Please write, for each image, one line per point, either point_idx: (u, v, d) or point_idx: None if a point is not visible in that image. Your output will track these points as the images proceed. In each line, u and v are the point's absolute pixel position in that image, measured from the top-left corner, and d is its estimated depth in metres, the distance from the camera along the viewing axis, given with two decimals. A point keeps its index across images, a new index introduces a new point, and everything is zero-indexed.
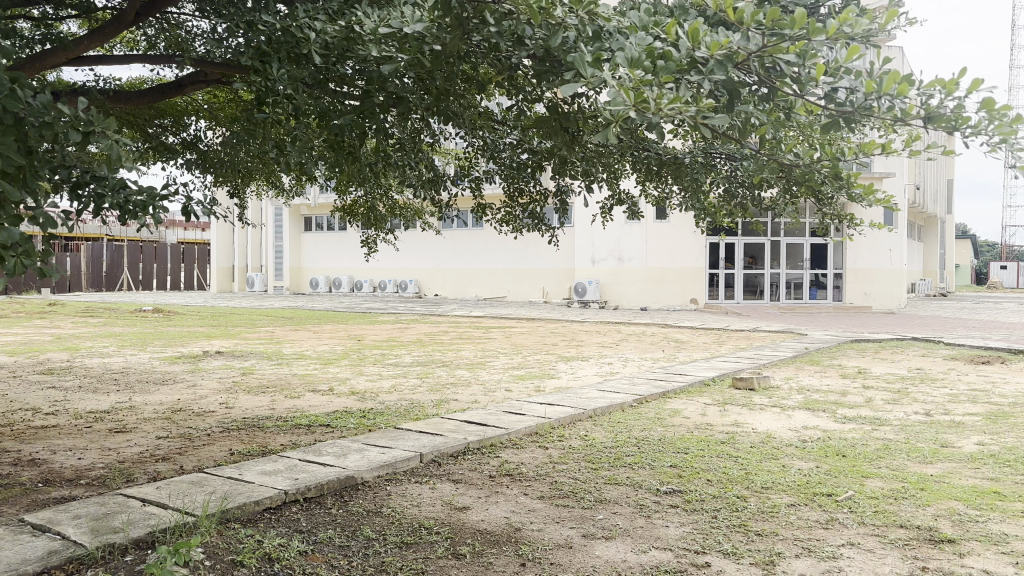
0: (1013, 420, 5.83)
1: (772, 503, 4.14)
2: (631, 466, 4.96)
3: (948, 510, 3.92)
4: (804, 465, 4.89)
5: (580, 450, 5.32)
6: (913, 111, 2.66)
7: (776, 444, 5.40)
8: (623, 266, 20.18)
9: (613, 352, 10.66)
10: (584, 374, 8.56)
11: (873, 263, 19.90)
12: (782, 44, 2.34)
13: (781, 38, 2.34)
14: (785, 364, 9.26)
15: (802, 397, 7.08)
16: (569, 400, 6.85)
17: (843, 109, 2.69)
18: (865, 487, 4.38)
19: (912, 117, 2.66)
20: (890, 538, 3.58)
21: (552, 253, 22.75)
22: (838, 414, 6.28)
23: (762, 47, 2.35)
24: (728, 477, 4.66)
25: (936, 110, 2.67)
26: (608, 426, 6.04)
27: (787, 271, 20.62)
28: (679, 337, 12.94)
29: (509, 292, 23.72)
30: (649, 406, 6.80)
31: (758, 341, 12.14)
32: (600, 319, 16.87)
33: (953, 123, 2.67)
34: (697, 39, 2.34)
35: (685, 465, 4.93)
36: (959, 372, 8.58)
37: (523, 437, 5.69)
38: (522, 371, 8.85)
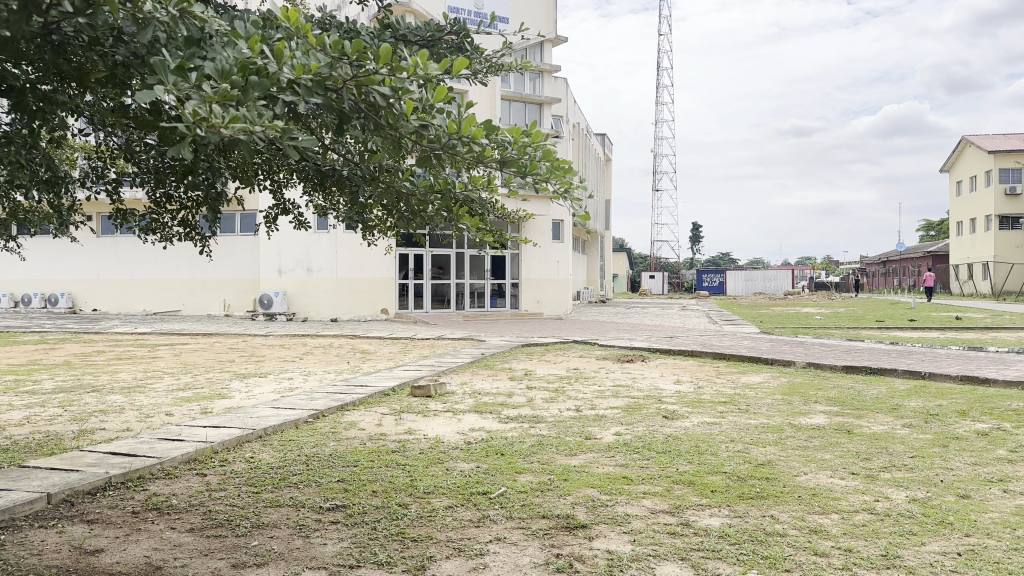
0: (643, 410, 6.69)
1: (432, 508, 3.91)
2: (295, 485, 4.41)
3: (584, 498, 4.03)
4: (466, 466, 4.77)
5: (241, 474, 4.64)
6: (492, 153, 2.76)
7: (443, 449, 5.22)
8: (312, 276, 19.76)
9: (293, 367, 10.19)
10: (260, 391, 8.02)
11: (544, 273, 22.01)
12: (372, 75, 2.38)
13: (370, 70, 2.37)
14: (462, 371, 9.63)
15: (474, 401, 7.36)
16: (235, 421, 6.03)
17: (434, 145, 2.74)
18: (516, 482, 4.36)
19: (490, 159, 2.78)
20: (532, 529, 3.56)
21: (234, 262, 21.36)
22: (504, 415, 6.51)
23: (355, 75, 2.38)
24: (393, 485, 4.34)
25: (508, 152, 2.76)
26: (276, 445, 5.39)
27: (471, 280, 21.46)
28: (365, 349, 12.86)
29: (185, 304, 21.80)
30: (324, 420, 6.32)
31: (441, 349, 12.53)
32: (285, 332, 16.15)
33: (525, 169, 2.80)
34: (286, 58, 2.30)
35: (352, 478, 4.50)
36: (608, 371, 9.66)
37: (178, 466, 4.83)
38: (188, 393, 8.02)
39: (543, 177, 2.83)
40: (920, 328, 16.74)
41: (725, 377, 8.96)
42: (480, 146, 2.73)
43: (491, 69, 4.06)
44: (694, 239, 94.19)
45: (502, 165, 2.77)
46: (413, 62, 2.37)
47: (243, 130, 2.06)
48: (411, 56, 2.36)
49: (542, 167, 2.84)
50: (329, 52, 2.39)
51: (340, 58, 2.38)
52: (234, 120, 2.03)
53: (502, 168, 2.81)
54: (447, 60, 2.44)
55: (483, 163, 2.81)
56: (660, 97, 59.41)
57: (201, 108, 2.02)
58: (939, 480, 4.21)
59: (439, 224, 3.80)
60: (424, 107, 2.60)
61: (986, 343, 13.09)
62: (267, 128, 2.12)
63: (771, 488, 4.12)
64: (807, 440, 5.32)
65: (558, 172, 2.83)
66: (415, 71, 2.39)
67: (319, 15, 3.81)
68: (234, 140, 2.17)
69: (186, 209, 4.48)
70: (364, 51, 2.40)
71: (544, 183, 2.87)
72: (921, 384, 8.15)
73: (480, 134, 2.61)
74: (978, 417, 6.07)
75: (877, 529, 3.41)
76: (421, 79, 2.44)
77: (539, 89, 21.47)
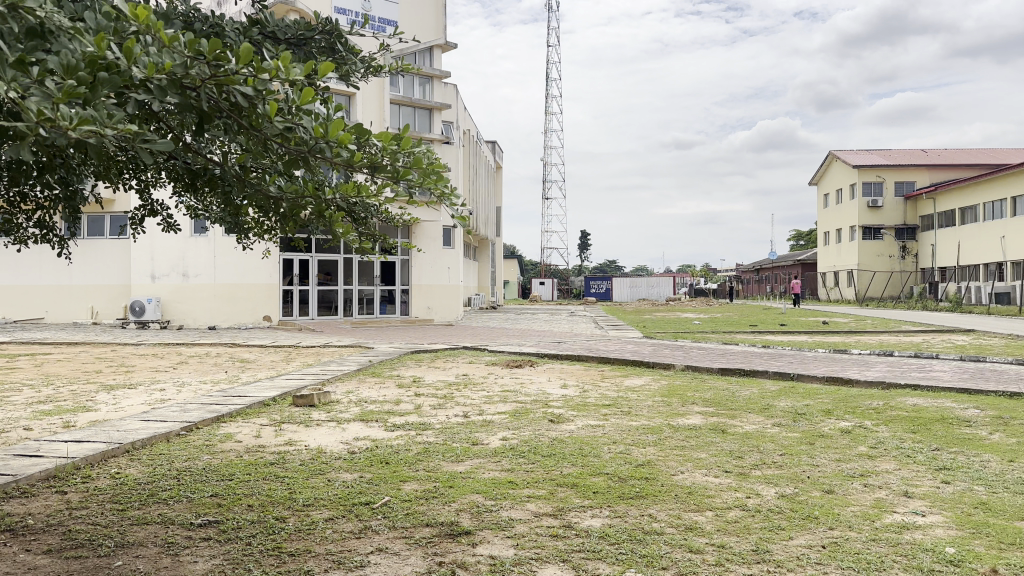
0: (529, 414, 6.76)
1: (311, 521, 3.77)
2: (165, 501, 4.14)
3: (468, 504, 4.00)
4: (348, 476, 4.64)
5: (106, 491, 4.30)
6: (361, 161, 2.70)
7: (325, 460, 5.06)
8: (188, 282, 18.81)
9: (167, 377, 9.64)
10: (129, 404, 7.53)
11: (435, 280, 21.82)
12: (233, 76, 2.28)
13: (230, 71, 2.27)
14: (348, 380, 9.41)
15: (360, 409, 7.19)
16: (100, 435, 5.61)
17: (300, 148, 2.65)
18: (401, 490, 4.27)
19: (359, 165, 2.72)
20: (414, 538, 3.50)
21: (102, 267, 20.07)
22: (390, 423, 6.39)
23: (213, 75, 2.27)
24: (271, 499, 4.15)
25: (377, 159, 2.72)
26: (146, 461, 5.05)
27: (360, 286, 21.07)
28: (245, 357, 12.35)
29: (48, 311, 20.25)
30: (199, 433, 5.98)
31: (327, 357, 12.19)
32: (159, 341, 15.26)
33: (396, 175, 2.77)
34: (137, 55, 2.17)
35: (227, 492, 4.27)
36: (496, 376, 9.70)
37: (36, 483, 4.43)
38: (48, 406, 7.42)
39: (414, 185, 2.83)
40: (791, 332, 17.76)
41: (610, 381, 9.19)
42: (349, 152, 2.67)
43: (367, 69, 3.96)
44: (583, 246, 96.30)
45: (371, 171, 2.72)
46: (275, 63, 2.29)
47: (87, 132, 1.94)
48: (274, 57, 2.28)
49: (413, 174, 2.82)
50: (184, 49, 2.27)
51: (197, 56, 2.26)
52: (78, 122, 1.91)
53: (371, 174, 2.77)
54: (312, 61, 2.36)
55: (352, 169, 2.75)
56: (551, 106, 60.45)
57: (38, 107, 1.88)
58: (805, 475, 4.46)
59: (313, 228, 3.69)
60: (289, 110, 2.51)
61: (849, 345, 14.02)
62: (113, 130, 2.01)
63: (650, 487, 4.24)
64: (685, 440, 5.52)
65: (429, 178, 2.83)
66: (278, 72, 2.31)
67: (181, 7, 3.60)
68: (78, 141, 2.03)
69: (40, 210, 4.11)
70: (222, 51, 2.29)
71: (416, 190, 2.86)
72: (790, 384, 8.63)
73: (348, 139, 2.55)
74: (840, 416, 6.49)
75: (749, 525, 3.57)
76: (284, 81, 2.36)
77: (429, 94, 21.35)
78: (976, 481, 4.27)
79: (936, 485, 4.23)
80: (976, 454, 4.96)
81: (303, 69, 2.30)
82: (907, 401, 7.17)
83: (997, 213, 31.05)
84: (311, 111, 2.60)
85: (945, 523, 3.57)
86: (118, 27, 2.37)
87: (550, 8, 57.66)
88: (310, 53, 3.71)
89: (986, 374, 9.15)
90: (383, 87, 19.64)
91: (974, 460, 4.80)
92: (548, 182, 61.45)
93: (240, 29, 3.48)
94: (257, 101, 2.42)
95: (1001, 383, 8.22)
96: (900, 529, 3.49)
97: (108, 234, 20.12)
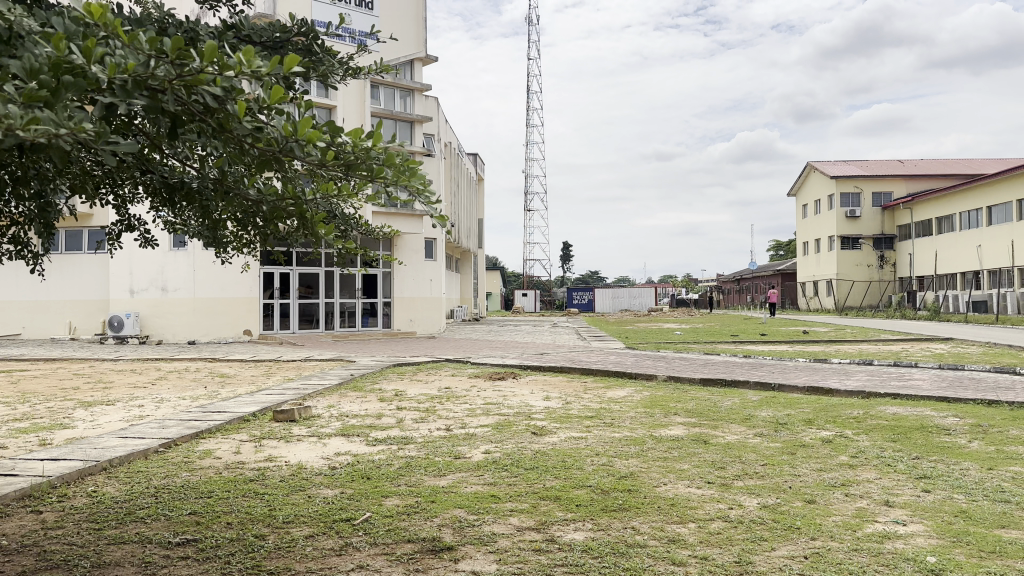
0: (512, 427, 6.72)
1: (291, 538, 3.72)
2: (143, 520, 4.07)
3: (450, 519, 3.97)
4: (329, 492, 4.58)
5: (83, 510, 4.23)
6: (334, 160, 2.66)
7: (306, 475, 5.01)
8: (167, 297, 18.62)
9: (146, 394, 9.49)
10: (106, 420, 7.41)
11: (417, 292, 21.73)
12: (199, 75, 2.25)
13: (195, 70, 2.25)
14: (330, 394, 9.31)
15: (341, 424, 7.12)
16: (77, 453, 5.51)
17: (271, 149, 2.63)
18: (381, 506, 4.23)
19: (333, 164, 2.69)
20: (396, 555, 3.46)
21: (80, 282, 19.83)
22: (371, 438, 6.33)
23: (179, 74, 2.25)
24: (250, 517, 4.09)
25: (351, 159, 2.69)
26: (124, 478, 4.97)
27: (342, 299, 20.93)
28: (224, 372, 12.20)
29: (25, 327, 19.97)
30: (177, 450, 5.89)
31: (307, 372, 12.10)
32: (137, 356, 15.05)
33: (371, 174, 2.74)
34: (100, 56, 2.14)
35: (205, 510, 4.20)
36: (479, 389, 9.65)
37: (11, 503, 4.34)
38: (23, 424, 7.27)
39: (390, 182, 2.80)
40: (772, 342, 17.87)
41: (593, 392, 9.17)
42: (322, 150, 2.65)
43: (346, 70, 3.93)
44: (564, 257, 96.38)
45: (346, 169, 2.70)
46: (241, 59, 2.27)
47: (44, 132, 1.91)
48: (238, 53, 2.26)
49: (388, 172, 2.79)
50: (147, 49, 2.25)
51: (160, 56, 2.24)
52: (34, 122, 1.88)
53: (347, 173, 2.74)
54: (279, 59, 2.34)
55: (326, 169, 2.72)
56: (531, 119, 60.67)
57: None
58: (788, 486, 4.47)
59: (294, 235, 3.65)
60: (259, 109, 2.49)
61: (829, 355, 14.11)
62: (74, 131, 1.99)
63: (633, 499, 4.23)
64: (667, 451, 5.52)
65: (404, 177, 2.81)
66: (243, 68, 2.28)
67: (154, 14, 3.59)
68: (40, 143, 2.01)
69: (15, 226, 4.05)
70: (186, 50, 2.27)
71: (393, 187, 2.82)
72: (772, 395, 8.66)
73: (318, 137, 2.53)
74: (821, 425, 6.52)
75: (731, 536, 3.57)
76: (250, 78, 2.34)
77: (410, 107, 21.35)
78: (957, 489, 4.30)
79: (917, 493, 4.26)
80: (956, 462, 4.99)
81: (269, 65, 2.28)
82: (887, 410, 7.22)
83: (973, 223, 31.52)
84: (282, 111, 2.57)
85: (926, 531, 3.59)
86: (86, 31, 2.36)
87: (529, 22, 58.06)
88: (287, 55, 3.69)
89: (964, 382, 9.25)
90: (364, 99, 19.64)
91: (953, 468, 4.84)
92: (530, 194, 61.55)
93: (213, 33, 3.46)
94: (226, 100, 2.39)
95: (978, 390, 8.31)
96: (881, 539, 3.50)
97: (86, 249, 19.89)
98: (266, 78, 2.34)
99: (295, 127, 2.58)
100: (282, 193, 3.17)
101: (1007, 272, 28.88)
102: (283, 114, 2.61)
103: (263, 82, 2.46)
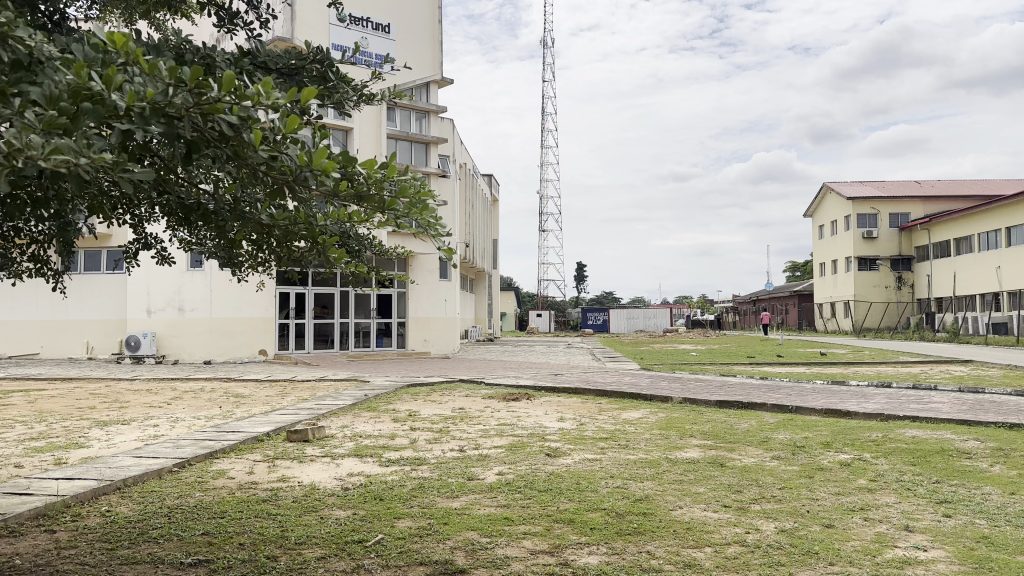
0: (526, 448, 6.66)
1: (303, 559, 3.70)
2: (156, 540, 4.06)
3: (463, 541, 3.93)
4: (342, 514, 4.55)
5: (97, 530, 4.23)
6: (348, 189, 2.68)
7: (318, 496, 4.99)
8: (183, 316, 18.73)
9: (161, 413, 9.53)
10: (121, 440, 7.43)
11: (432, 312, 21.80)
12: (216, 104, 2.29)
13: (212, 100, 2.29)
14: (343, 415, 9.27)
15: (354, 444, 7.10)
16: (91, 472, 5.53)
17: (285, 177, 2.64)
18: (394, 528, 4.20)
19: (345, 194, 2.71)
20: None
21: (98, 302, 20.02)
22: (384, 458, 6.30)
23: (197, 103, 2.29)
24: (262, 538, 4.07)
25: (364, 189, 2.72)
26: (136, 498, 4.97)
27: (356, 319, 21.02)
28: (239, 392, 12.26)
29: (43, 347, 20.14)
30: (191, 470, 5.89)
31: (322, 392, 12.07)
32: (152, 376, 15.20)
33: (383, 205, 2.75)
34: (119, 84, 2.17)
35: (219, 531, 4.19)
36: (492, 409, 9.63)
37: (24, 522, 4.35)
38: (40, 443, 7.31)
39: (402, 214, 2.81)
40: (788, 364, 17.72)
41: (607, 414, 9.07)
42: (334, 180, 2.66)
43: (361, 98, 3.96)
44: (578, 277, 96.08)
45: (359, 201, 2.73)
46: (257, 91, 2.31)
47: (62, 161, 1.93)
48: (256, 85, 2.30)
49: (400, 203, 2.79)
50: (166, 80, 2.28)
51: (179, 85, 2.29)
52: (54, 150, 1.91)
53: (358, 205, 2.76)
54: (295, 90, 2.38)
55: (340, 199, 2.73)
56: (546, 140, 60.78)
57: (15, 137, 1.88)
58: (805, 510, 4.39)
59: (307, 260, 3.63)
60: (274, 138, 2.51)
61: (847, 377, 13.94)
62: (94, 160, 2.01)
63: (648, 523, 4.17)
64: (683, 474, 5.46)
65: (416, 209, 2.81)
66: (260, 100, 2.32)
67: (173, 40, 3.64)
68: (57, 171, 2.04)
69: (34, 244, 4.04)
70: (204, 80, 2.31)
71: (403, 220, 2.83)
72: (789, 417, 8.54)
73: (333, 167, 2.54)
74: (839, 448, 6.44)
75: (748, 561, 3.50)
76: (267, 109, 2.37)
77: (426, 129, 21.47)
78: (978, 514, 4.21)
79: (938, 519, 4.17)
80: (977, 486, 4.90)
81: (285, 96, 2.33)
82: (906, 434, 7.12)
83: (991, 244, 31.24)
84: (298, 141, 2.62)
85: (948, 557, 3.51)
86: (104, 58, 2.39)
87: (544, 46, 58.41)
88: (302, 82, 3.72)
89: (985, 405, 9.11)
90: (380, 123, 19.82)
91: (975, 492, 4.75)
92: (545, 215, 61.40)
93: (231, 61, 3.51)
94: (242, 129, 2.41)
95: (999, 414, 8.17)
96: (902, 564, 3.43)
97: (104, 268, 20.10)
98: (282, 110, 2.39)
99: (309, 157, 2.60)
100: (294, 218, 3.17)
101: None
102: (297, 144, 2.63)
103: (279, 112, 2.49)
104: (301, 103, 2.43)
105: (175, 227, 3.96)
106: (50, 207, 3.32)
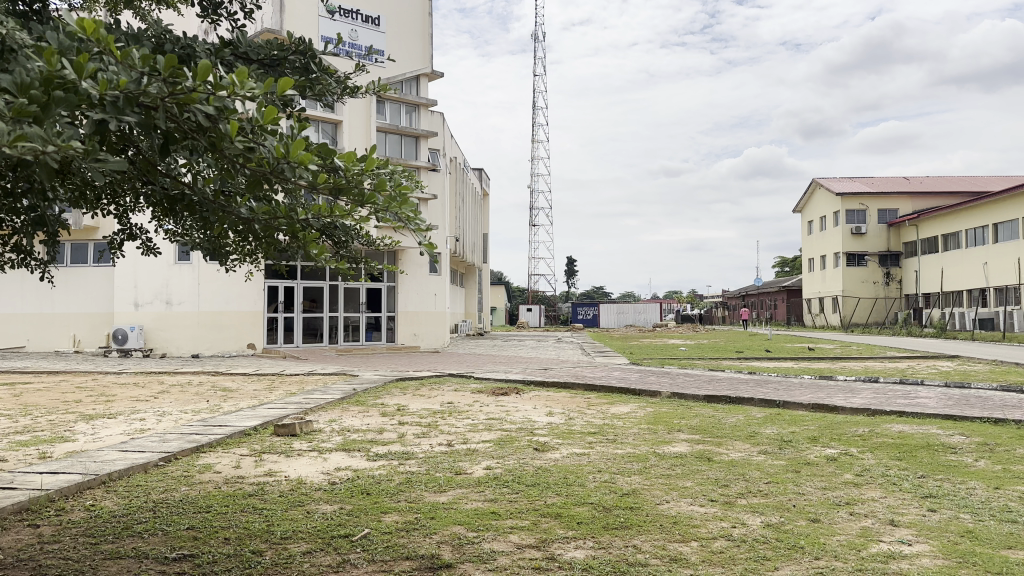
0: (514, 443, 6.66)
1: (289, 554, 3.67)
2: (140, 535, 4.02)
3: (449, 536, 3.91)
4: (328, 508, 4.53)
5: (79, 524, 4.19)
6: (326, 181, 2.67)
7: (306, 491, 4.95)
8: (171, 310, 18.60)
9: (147, 407, 9.46)
10: (107, 434, 7.36)
11: (421, 306, 21.74)
12: (191, 94, 2.25)
13: (187, 88, 2.25)
14: (331, 409, 9.24)
15: (342, 439, 7.06)
16: (76, 466, 5.48)
17: (264, 169, 2.62)
18: (381, 523, 4.18)
19: (324, 187, 2.69)
20: (394, 571, 3.41)
21: (85, 295, 19.89)
22: (372, 453, 6.28)
23: (171, 92, 2.26)
24: (247, 533, 4.04)
25: (343, 182, 2.70)
26: (122, 492, 4.93)
27: (345, 313, 20.95)
28: (226, 386, 12.17)
29: (30, 340, 20.01)
30: (177, 464, 5.85)
31: (310, 386, 12.01)
32: (140, 369, 15.12)
33: (362, 198, 2.72)
34: (91, 72, 2.13)
35: (203, 526, 4.16)
36: (481, 404, 9.61)
37: (7, 517, 4.29)
38: (24, 437, 7.23)
39: (381, 207, 2.80)
40: (776, 358, 17.81)
41: (596, 409, 9.07)
42: (312, 172, 2.63)
43: (344, 89, 3.93)
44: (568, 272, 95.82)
45: (338, 193, 2.71)
46: (232, 81, 2.27)
47: (26, 149, 1.89)
48: (231, 74, 2.26)
49: (379, 197, 2.77)
50: (138, 68, 2.25)
51: (153, 73, 2.25)
52: (21, 138, 1.87)
53: (338, 197, 2.74)
54: (271, 79, 2.35)
55: (318, 191, 2.71)
56: (536, 134, 60.43)
57: None
58: (792, 504, 4.41)
59: (290, 255, 3.58)
60: (252, 130, 2.48)
61: (834, 372, 14.02)
62: (64, 149, 1.98)
63: (635, 517, 4.17)
64: (670, 468, 5.46)
65: (395, 202, 2.79)
66: (236, 90, 2.28)
67: (154, 29, 3.60)
68: (27, 159, 2.00)
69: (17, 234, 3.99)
70: (179, 68, 2.28)
71: (383, 212, 2.81)
72: (777, 412, 8.57)
73: (309, 159, 2.52)
74: (826, 443, 6.46)
75: (734, 556, 3.51)
76: (242, 100, 2.34)
77: (416, 122, 21.31)
78: (963, 509, 4.23)
79: (923, 513, 4.20)
80: (962, 481, 4.93)
81: (261, 87, 2.30)
82: (892, 429, 7.14)
83: (978, 240, 31.49)
84: (276, 132, 2.59)
85: (931, 552, 3.53)
86: (78, 47, 2.35)
87: (534, 40, 57.86)
88: (284, 72, 3.70)
89: (970, 400, 9.18)
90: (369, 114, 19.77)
91: (959, 487, 4.77)
92: (535, 210, 61.23)
93: (211, 51, 3.47)
94: (219, 120, 2.39)
95: (984, 409, 8.23)
96: (887, 558, 3.44)
97: (91, 260, 19.94)
98: (259, 100, 2.36)
99: (287, 149, 2.57)
100: (274, 211, 3.15)
101: (1013, 290, 28.69)
102: (276, 135, 2.60)
103: (256, 103, 2.47)
104: (276, 93, 2.40)
105: (159, 220, 3.93)
106: (27, 197, 3.27)
